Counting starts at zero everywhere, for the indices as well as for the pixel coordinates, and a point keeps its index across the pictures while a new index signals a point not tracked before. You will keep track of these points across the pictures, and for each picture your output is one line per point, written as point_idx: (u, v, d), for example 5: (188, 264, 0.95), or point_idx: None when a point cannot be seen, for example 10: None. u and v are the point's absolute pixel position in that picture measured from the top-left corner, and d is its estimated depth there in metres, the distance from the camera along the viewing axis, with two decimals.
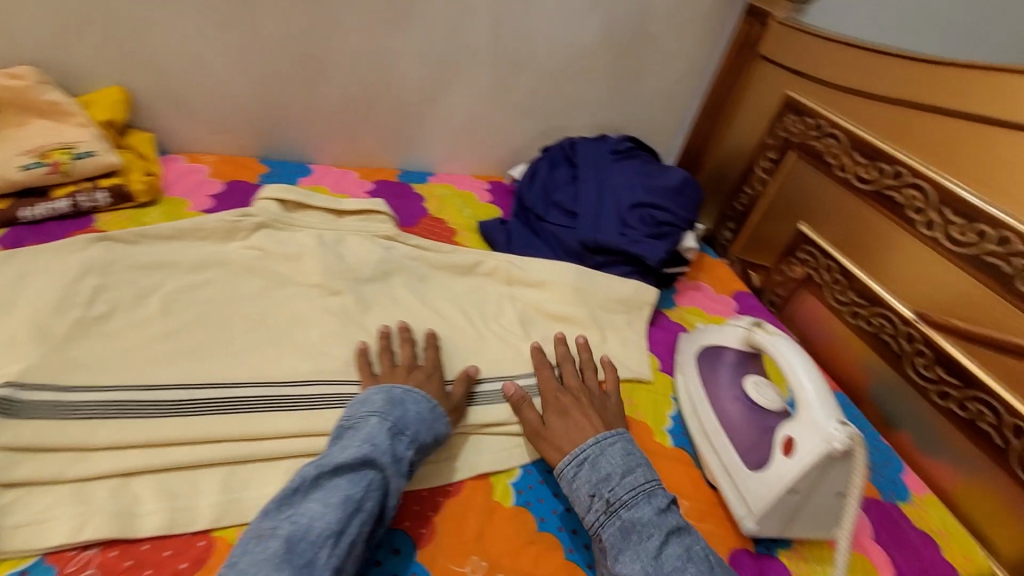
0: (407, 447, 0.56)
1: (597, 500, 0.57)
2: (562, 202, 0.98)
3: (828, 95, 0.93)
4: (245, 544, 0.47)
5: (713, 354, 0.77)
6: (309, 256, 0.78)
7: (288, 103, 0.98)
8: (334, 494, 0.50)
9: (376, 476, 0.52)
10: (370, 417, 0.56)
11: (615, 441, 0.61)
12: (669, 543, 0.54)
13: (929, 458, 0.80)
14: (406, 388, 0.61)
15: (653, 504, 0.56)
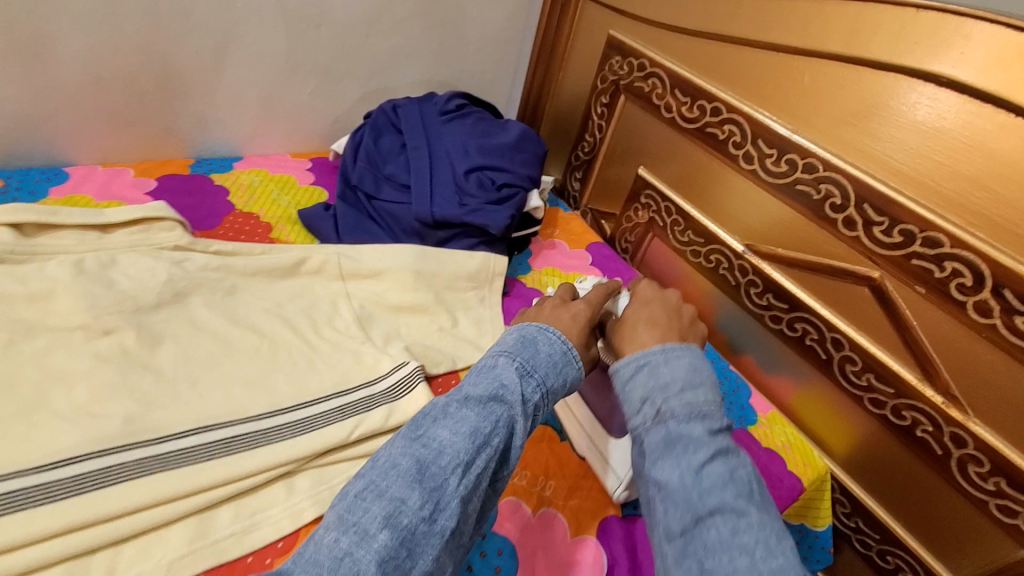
0: (536, 389, 0.52)
1: (647, 402, 0.52)
2: (393, 176, 0.88)
3: (644, 33, 0.91)
4: (374, 464, 0.45)
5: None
6: (64, 292, 0.62)
7: (13, 95, 0.75)
8: (466, 425, 0.47)
9: (504, 411, 0.49)
10: (500, 357, 0.53)
11: (682, 355, 0.55)
12: (715, 462, 0.48)
13: (770, 378, 0.85)
14: (541, 328, 0.58)
15: (707, 421, 0.50)
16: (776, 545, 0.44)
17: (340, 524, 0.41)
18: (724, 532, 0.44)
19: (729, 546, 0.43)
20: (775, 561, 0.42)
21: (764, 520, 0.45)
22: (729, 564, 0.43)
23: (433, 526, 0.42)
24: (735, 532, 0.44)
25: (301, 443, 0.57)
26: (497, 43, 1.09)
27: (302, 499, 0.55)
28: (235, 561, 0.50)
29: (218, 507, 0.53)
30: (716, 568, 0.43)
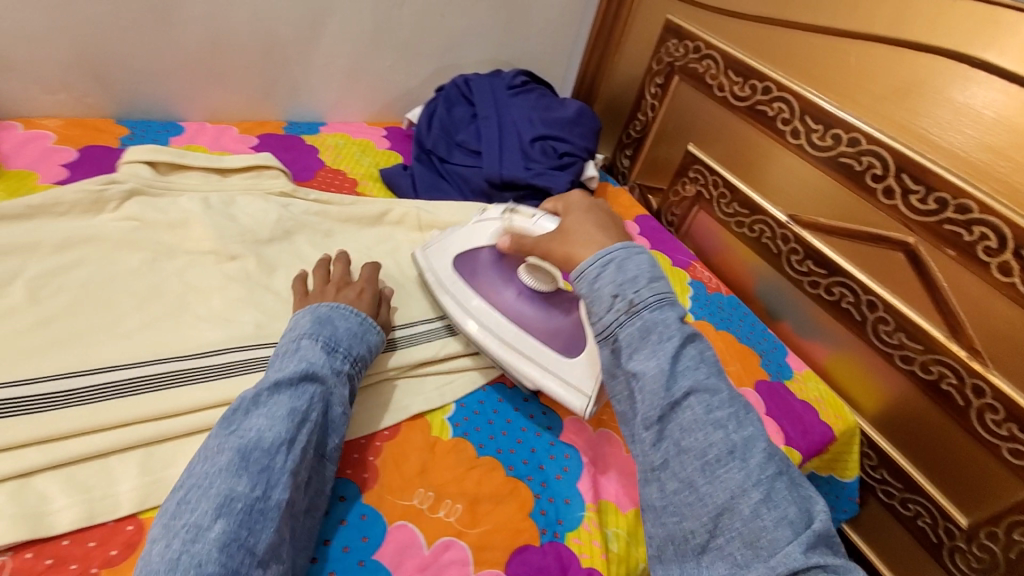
0: (345, 361, 0.57)
1: (618, 301, 0.58)
2: (465, 143, 0.96)
3: (701, 17, 0.97)
4: (196, 464, 0.47)
5: (470, 263, 0.75)
6: (195, 221, 0.72)
7: (140, 55, 0.85)
8: (280, 409, 0.50)
9: (317, 389, 0.53)
10: (302, 340, 0.56)
11: (642, 253, 0.61)
12: (685, 348, 0.56)
13: (807, 341, 0.92)
14: (334, 306, 0.61)
15: (674, 310, 0.57)
16: (743, 414, 0.54)
17: (167, 532, 0.42)
18: (698, 411, 0.53)
19: (703, 422, 0.52)
20: (742, 429, 0.53)
21: (727, 393, 0.55)
22: (704, 437, 0.52)
23: (269, 502, 0.44)
24: (709, 409, 0.53)
25: (398, 354, 0.67)
26: (557, 27, 1.17)
27: (401, 403, 0.63)
28: (349, 443, 0.59)
29: None
30: (692, 442, 0.52)
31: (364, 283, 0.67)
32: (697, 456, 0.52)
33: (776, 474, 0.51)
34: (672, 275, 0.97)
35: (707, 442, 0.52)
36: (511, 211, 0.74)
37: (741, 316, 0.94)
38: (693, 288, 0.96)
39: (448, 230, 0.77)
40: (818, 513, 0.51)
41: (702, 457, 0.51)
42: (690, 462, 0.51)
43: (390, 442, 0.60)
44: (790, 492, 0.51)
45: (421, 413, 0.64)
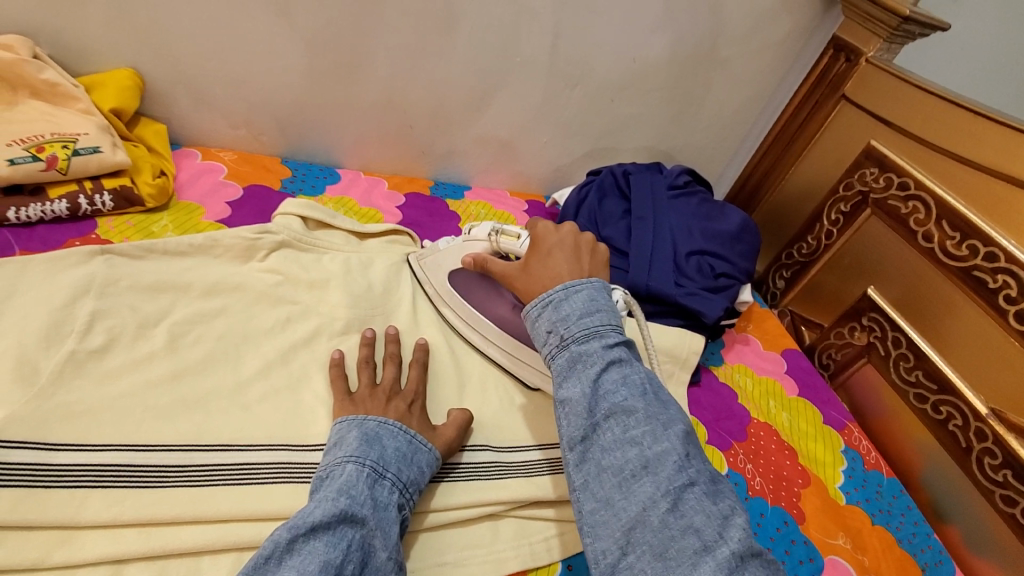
0: (391, 491, 0.50)
1: (552, 336, 0.53)
2: (612, 240, 0.89)
3: (915, 152, 0.84)
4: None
5: (463, 276, 0.74)
6: (334, 286, 0.71)
7: (318, 104, 0.87)
8: (313, 561, 0.42)
9: (358, 532, 0.45)
10: (346, 464, 0.50)
11: (583, 287, 0.54)
12: (609, 371, 0.50)
13: (979, 560, 0.75)
14: (382, 420, 0.55)
15: (602, 337, 0.51)
16: (664, 430, 0.46)
17: None
18: (617, 430, 0.47)
19: (620, 441, 0.46)
20: (659, 443, 0.46)
21: (653, 411, 0.47)
22: (620, 454, 0.46)
23: None
24: (625, 428, 0.47)
25: (509, 487, 0.60)
26: (729, 124, 1.08)
27: (505, 552, 0.56)
28: None
29: (440, 530, 0.56)
30: (610, 460, 0.46)
31: (415, 395, 0.61)
32: (613, 473, 0.46)
33: (689, 486, 0.43)
34: (822, 436, 0.83)
35: (623, 458, 0.46)
36: (497, 232, 0.71)
37: (903, 510, 0.77)
38: (847, 459, 0.81)
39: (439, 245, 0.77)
40: (739, 526, 0.43)
41: (619, 473, 0.45)
42: (608, 479, 0.46)
43: None
44: (706, 506, 0.43)
45: (528, 568, 0.56)
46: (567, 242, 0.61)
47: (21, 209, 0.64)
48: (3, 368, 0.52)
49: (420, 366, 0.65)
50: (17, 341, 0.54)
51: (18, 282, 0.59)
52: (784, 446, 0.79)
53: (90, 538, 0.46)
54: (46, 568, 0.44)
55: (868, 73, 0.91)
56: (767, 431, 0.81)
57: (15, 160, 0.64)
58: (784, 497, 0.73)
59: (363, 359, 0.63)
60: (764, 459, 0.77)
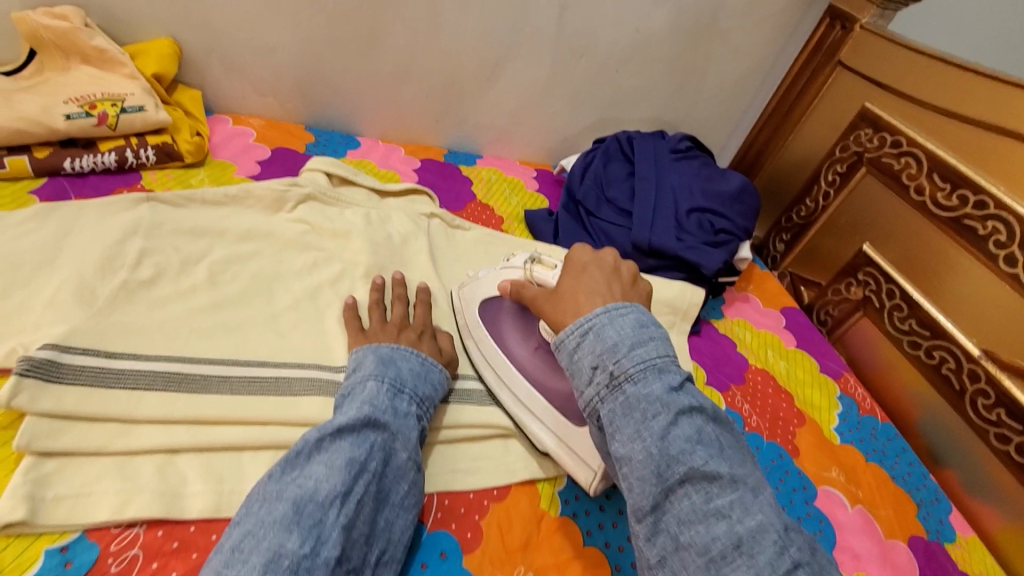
0: (410, 403, 0.55)
1: (599, 372, 0.49)
2: (616, 200, 0.93)
3: (908, 111, 0.88)
4: (252, 505, 0.45)
5: (494, 310, 0.70)
6: (355, 234, 0.76)
7: (341, 74, 0.93)
8: (340, 456, 0.47)
9: (380, 435, 0.50)
10: (367, 380, 0.55)
11: (628, 313, 0.51)
12: (677, 424, 0.46)
13: (976, 500, 0.78)
14: (395, 346, 0.60)
15: (664, 381, 0.47)
16: (750, 499, 0.43)
17: None
18: (696, 499, 0.43)
19: (703, 512, 0.42)
20: (750, 517, 0.42)
21: (733, 475, 0.44)
22: (704, 528, 0.42)
23: (316, 561, 0.42)
24: (707, 496, 0.43)
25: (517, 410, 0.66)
26: (730, 95, 1.12)
27: (514, 464, 0.61)
28: (458, 494, 0.58)
29: (451, 444, 0.61)
30: (693, 535, 0.42)
31: (423, 326, 0.66)
32: (698, 551, 0.41)
33: (791, 572, 0.40)
34: (819, 384, 0.86)
35: (709, 534, 0.41)
36: (532, 262, 0.67)
37: (898, 451, 0.81)
38: (843, 404, 0.85)
39: (478, 274, 0.73)
40: None
41: (705, 553, 0.41)
42: (692, 559, 0.41)
43: (497, 505, 0.58)
44: None
45: (535, 479, 0.61)
46: (606, 262, 0.60)
47: (76, 160, 0.71)
48: (66, 291, 0.58)
49: (424, 305, 0.69)
50: (77, 269, 0.60)
51: (74, 222, 0.65)
52: (781, 390, 0.83)
53: (145, 431, 0.51)
54: (109, 454, 0.50)
55: (863, 38, 0.96)
56: (765, 377, 0.85)
57: (71, 115, 0.71)
58: (780, 433, 0.77)
59: (375, 300, 0.67)
60: (761, 400, 0.81)
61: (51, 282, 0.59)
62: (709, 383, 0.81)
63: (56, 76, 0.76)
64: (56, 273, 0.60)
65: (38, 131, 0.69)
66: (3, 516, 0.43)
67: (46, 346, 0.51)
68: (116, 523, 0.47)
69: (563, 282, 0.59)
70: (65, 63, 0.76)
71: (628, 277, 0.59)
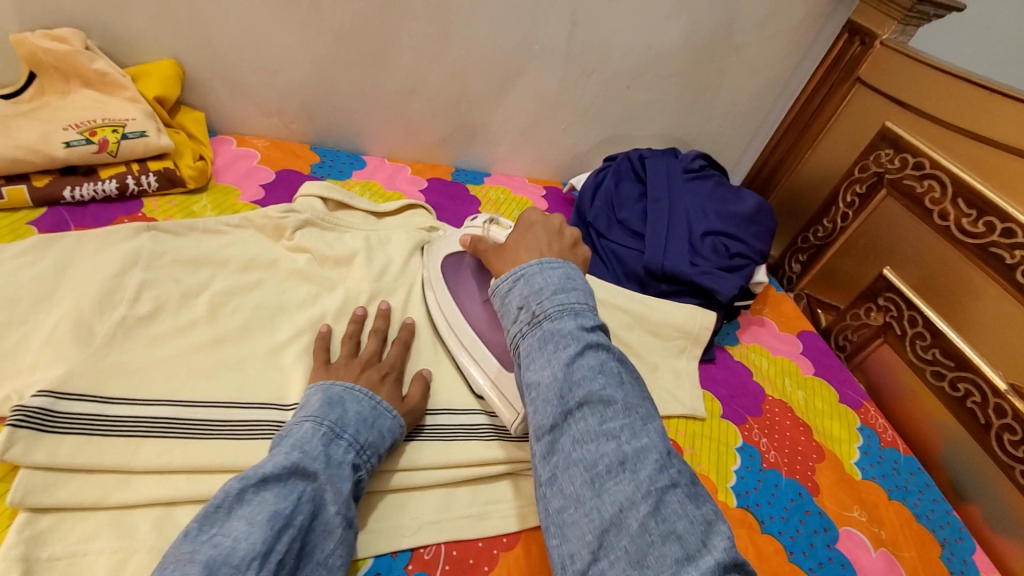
0: (348, 450, 0.51)
1: (524, 312, 0.54)
2: (628, 222, 0.91)
3: (931, 132, 0.85)
4: (160, 574, 0.40)
5: (455, 264, 0.74)
6: (359, 261, 0.74)
7: (345, 93, 0.91)
8: (261, 511, 0.44)
9: (308, 486, 0.47)
10: (304, 423, 0.51)
11: (558, 267, 0.56)
12: (584, 356, 0.49)
13: (1003, 539, 0.74)
14: (349, 386, 0.56)
15: (579, 319, 0.52)
16: (641, 425, 0.46)
17: None
18: (591, 421, 0.46)
19: (596, 432, 0.45)
20: (637, 439, 0.45)
21: (630, 404, 0.47)
22: (595, 447, 0.45)
23: None
24: (602, 419, 0.46)
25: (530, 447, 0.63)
26: (744, 111, 1.09)
27: (524, 509, 0.59)
28: (465, 542, 0.56)
29: (456, 485, 0.59)
30: (583, 453, 0.45)
31: (391, 368, 0.61)
32: (585, 468, 0.44)
33: (669, 487, 0.43)
34: (838, 414, 0.84)
35: (598, 452, 0.44)
36: (489, 222, 0.75)
37: (921, 486, 0.78)
38: (863, 437, 0.82)
39: (445, 236, 0.78)
40: (722, 534, 0.42)
41: (591, 468, 0.44)
42: (579, 474, 0.44)
43: (506, 553, 0.56)
44: (685, 510, 0.42)
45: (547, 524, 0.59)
46: (552, 225, 0.67)
47: (75, 188, 0.69)
48: (63, 329, 0.56)
49: (400, 344, 0.65)
50: (74, 306, 0.58)
51: (72, 254, 0.64)
52: (799, 422, 0.81)
53: (143, 481, 0.50)
54: (105, 507, 0.48)
55: (884, 55, 0.93)
56: (782, 407, 0.82)
57: (72, 143, 0.69)
58: (799, 470, 0.74)
59: (347, 334, 0.64)
60: (779, 433, 0.78)
61: (48, 320, 0.57)
62: (725, 416, 0.79)
63: (56, 100, 0.75)
64: (54, 309, 0.59)
65: (37, 159, 0.67)
66: None
67: (40, 394, 0.49)
68: None
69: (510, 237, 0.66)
70: (65, 87, 0.75)
71: (570, 241, 0.65)
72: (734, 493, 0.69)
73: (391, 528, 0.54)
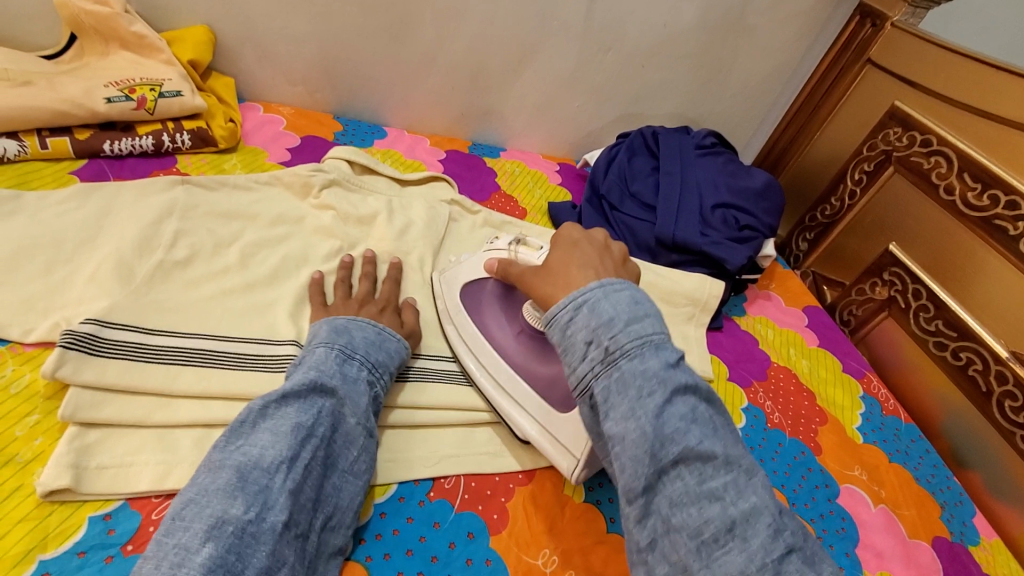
0: (360, 369, 0.54)
1: (593, 348, 0.46)
2: (640, 194, 0.93)
3: (940, 110, 0.87)
4: (197, 475, 0.43)
5: (477, 294, 0.69)
6: (381, 220, 0.77)
7: (368, 64, 0.94)
8: (285, 423, 0.47)
9: (327, 402, 0.50)
10: (317, 348, 0.54)
11: (624, 289, 0.49)
12: (673, 403, 0.44)
13: (1001, 503, 0.77)
14: (352, 318, 0.59)
15: (660, 356, 0.45)
16: (743, 481, 0.42)
17: (157, 550, 0.39)
18: (690, 481, 0.42)
19: (696, 494, 0.41)
20: (743, 499, 0.41)
21: (727, 455, 0.43)
22: (698, 511, 0.41)
23: (263, 525, 0.42)
24: (701, 478, 0.42)
25: None
26: (756, 93, 1.11)
27: (539, 449, 0.62)
28: (483, 477, 0.59)
29: (475, 427, 0.63)
30: (684, 518, 0.41)
31: (387, 301, 0.65)
32: (690, 534, 0.41)
33: (783, 553, 0.39)
34: (841, 382, 0.86)
35: (701, 517, 0.41)
36: (516, 242, 0.67)
37: (922, 452, 0.80)
38: (865, 404, 0.84)
39: (462, 258, 0.71)
40: None
41: (696, 535, 0.40)
42: (683, 541, 0.41)
43: (521, 488, 0.59)
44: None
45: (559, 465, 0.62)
46: (597, 240, 0.59)
47: (115, 142, 0.73)
48: (106, 268, 0.60)
49: (391, 282, 0.68)
50: (116, 247, 0.62)
51: (112, 202, 0.67)
52: (802, 388, 0.83)
53: (183, 405, 0.53)
54: (148, 426, 0.51)
55: (894, 36, 0.95)
56: (787, 374, 0.85)
57: (112, 99, 0.73)
58: (802, 431, 0.77)
59: (338, 279, 0.66)
60: (783, 397, 0.81)
61: (92, 260, 0.61)
62: (731, 378, 0.81)
63: (96, 61, 0.78)
64: (97, 250, 0.62)
65: (79, 113, 0.71)
66: (49, 482, 0.45)
67: (88, 320, 0.52)
68: (157, 493, 0.48)
69: (552, 256, 0.57)
70: (104, 49, 0.78)
71: (618, 256, 0.58)
72: None
73: (414, 459, 0.57)
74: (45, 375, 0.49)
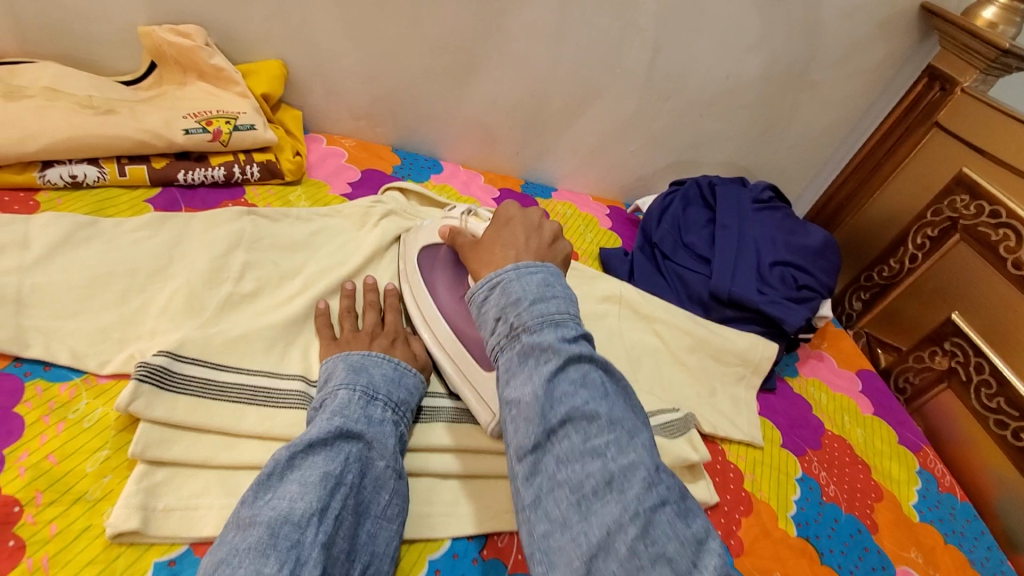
0: (385, 410, 0.54)
1: (501, 324, 0.48)
2: (694, 246, 0.93)
3: (1009, 180, 0.85)
4: (227, 533, 0.43)
5: (430, 255, 0.71)
6: None
7: (431, 102, 0.95)
8: (312, 472, 0.47)
9: (355, 446, 0.50)
10: (338, 389, 0.54)
11: (537, 270, 0.50)
12: (566, 371, 0.44)
13: None
14: (366, 353, 0.59)
15: (559, 330, 0.46)
16: (628, 440, 0.42)
17: None
18: (574, 439, 0.42)
19: (580, 451, 0.41)
20: (624, 456, 0.41)
21: (615, 417, 0.44)
22: (580, 468, 0.41)
23: None
24: (586, 437, 0.42)
25: None
26: (813, 146, 1.10)
27: None
28: None
29: None
30: (568, 474, 0.41)
31: (396, 331, 0.65)
32: (571, 490, 0.41)
33: (657, 505, 0.40)
34: (897, 455, 0.83)
35: (583, 473, 0.41)
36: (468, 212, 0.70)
37: (977, 533, 0.76)
38: (922, 480, 0.80)
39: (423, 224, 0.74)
40: (711, 552, 0.39)
41: (576, 490, 0.40)
42: (564, 497, 0.41)
43: None
44: (676, 529, 0.39)
45: None
46: (533, 218, 0.59)
47: (188, 172, 0.75)
48: (178, 300, 0.61)
49: None
50: (186, 279, 0.62)
51: (184, 231, 0.68)
52: (858, 460, 0.80)
53: (247, 446, 0.53)
54: (213, 466, 0.52)
55: (963, 102, 0.94)
56: (841, 443, 0.82)
57: (189, 130, 0.75)
58: (858, 507, 0.74)
59: (395, 322, 0.66)
60: (839, 469, 0.78)
61: (164, 291, 0.62)
62: (784, 445, 0.79)
63: (174, 90, 0.81)
64: (168, 281, 0.63)
65: (158, 143, 0.73)
66: (118, 524, 0.45)
67: (161, 353, 0.53)
68: None
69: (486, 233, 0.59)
70: (182, 78, 0.81)
71: (550, 237, 0.57)
72: (795, 523, 0.69)
73: (466, 515, 0.57)
74: (119, 408, 0.49)
